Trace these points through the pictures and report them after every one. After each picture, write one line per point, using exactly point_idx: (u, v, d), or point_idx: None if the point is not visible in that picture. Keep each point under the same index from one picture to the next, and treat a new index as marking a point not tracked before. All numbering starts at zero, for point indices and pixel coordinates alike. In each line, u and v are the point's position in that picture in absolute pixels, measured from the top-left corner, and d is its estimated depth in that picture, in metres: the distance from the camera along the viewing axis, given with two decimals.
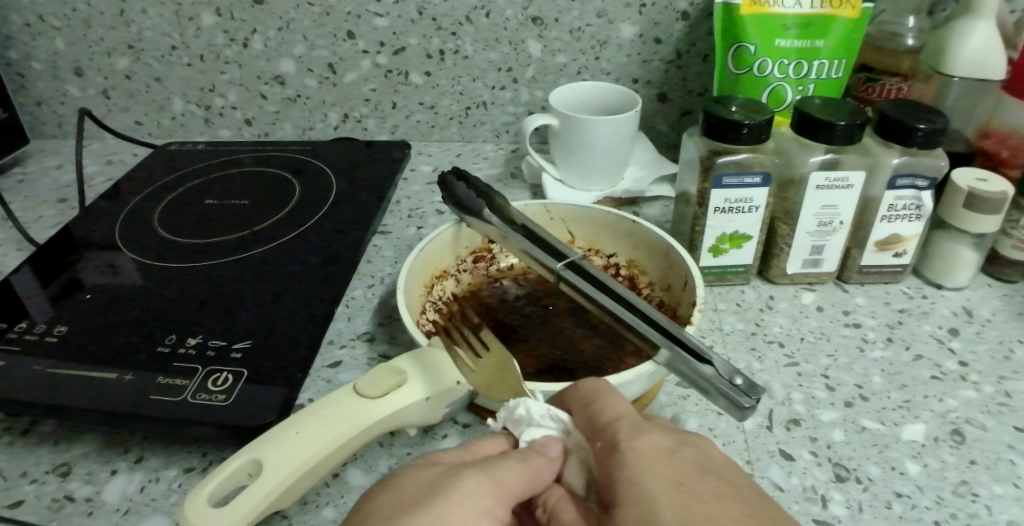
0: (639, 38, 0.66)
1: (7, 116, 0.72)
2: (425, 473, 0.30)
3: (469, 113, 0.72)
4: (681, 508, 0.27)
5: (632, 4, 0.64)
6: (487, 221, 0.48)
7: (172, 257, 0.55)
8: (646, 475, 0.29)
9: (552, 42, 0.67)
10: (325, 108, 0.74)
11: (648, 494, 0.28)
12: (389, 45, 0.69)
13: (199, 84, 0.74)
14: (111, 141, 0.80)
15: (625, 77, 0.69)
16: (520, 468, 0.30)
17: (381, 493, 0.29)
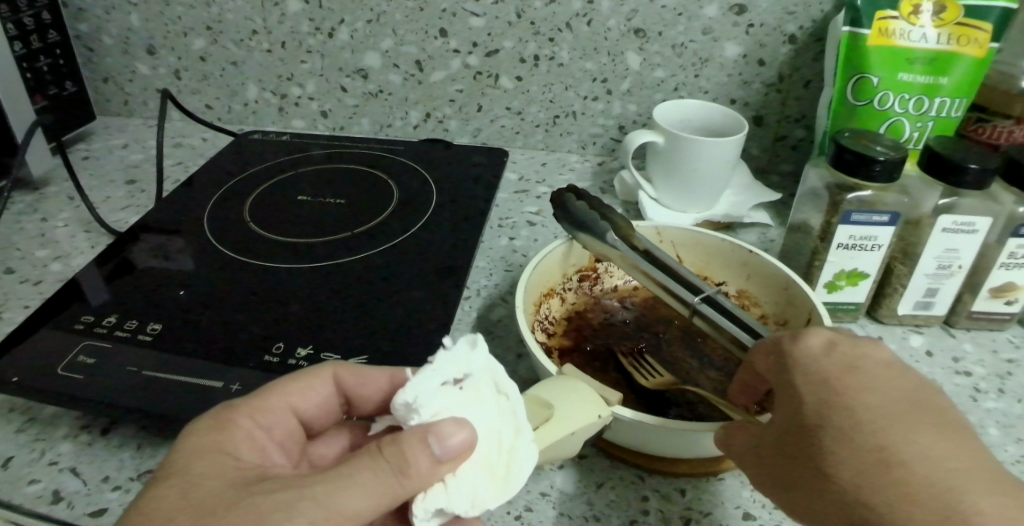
0: (742, 59, 0.63)
1: (75, 89, 0.71)
2: (226, 478, 0.28)
3: (558, 122, 0.69)
4: (880, 416, 0.29)
5: (740, 23, 0.61)
6: (610, 243, 0.45)
7: (277, 257, 0.55)
8: (832, 382, 0.31)
9: (653, 55, 0.64)
10: (407, 106, 0.71)
11: (830, 383, 0.31)
12: (482, 47, 0.65)
13: (277, 71, 0.71)
14: (179, 122, 0.78)
15: (723, 98, 0.66)
16: (377, 477, 0.27)
17: (174, 493, 0.27)
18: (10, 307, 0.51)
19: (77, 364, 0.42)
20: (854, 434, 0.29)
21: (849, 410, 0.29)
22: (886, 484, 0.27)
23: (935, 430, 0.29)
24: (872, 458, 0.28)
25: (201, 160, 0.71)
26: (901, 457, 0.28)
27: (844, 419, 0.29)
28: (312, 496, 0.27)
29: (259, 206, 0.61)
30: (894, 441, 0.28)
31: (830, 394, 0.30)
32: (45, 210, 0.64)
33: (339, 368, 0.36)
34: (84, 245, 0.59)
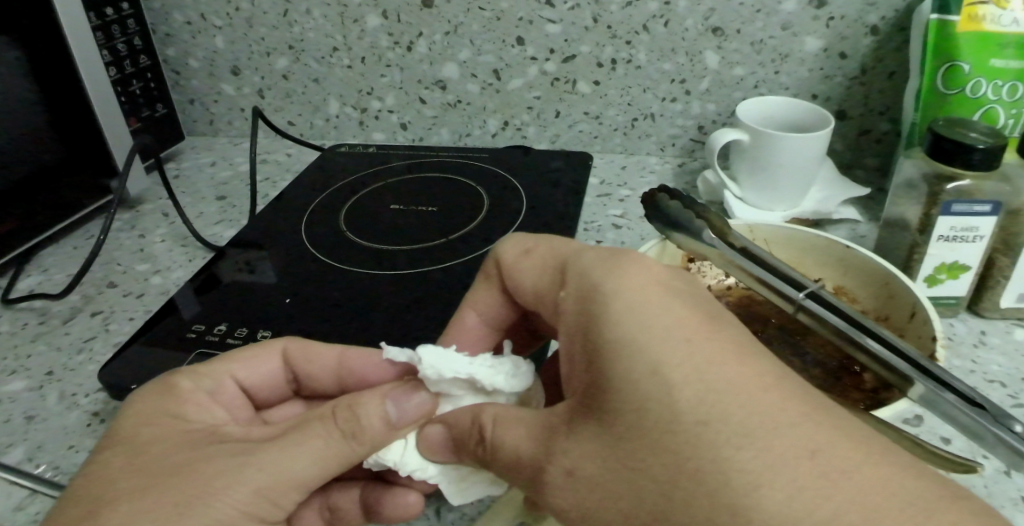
0: (824, 53, 0.63)
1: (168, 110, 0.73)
2: (171, 442, 0.32)
3: (636, 124, 0.70)
4: (696, 425, 0.23)
5: (821, 17, 0.61)
6: (706, 242, 0.43)
7: (382, 265, 0.55)
8: (627, 381, 0.25)
9: (731, 53, 0.64)
10: (485, 114, 0.72)
11: (628, 375, 0.25)
12: (559, 53, 0.66)
13: (357, 86, 0.74)
14: (263, 140, 0.81)
15: (805, 93, 0.66)
16: (323, 444, 0.32)
17: (122, 459, 0.30)
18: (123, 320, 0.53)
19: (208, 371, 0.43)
20: (620, 433, 0.25)
21: (641, 410, 0.25)
22: (682, 506, 0.23)
23: (816, 470, 0.21)
24: (637, 466, 0.24)
25: (286, 175, 0.74)
26: (679, 472, 0.23)
27: (634, 420, 0.25)
28: (258, 464, 0.31)
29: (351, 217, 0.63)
30: (713, 468, 0.22)
31: (634, 376, 0.25)
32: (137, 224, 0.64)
33: (287, 345, 0.41)
34: (182, 257, 0.57)
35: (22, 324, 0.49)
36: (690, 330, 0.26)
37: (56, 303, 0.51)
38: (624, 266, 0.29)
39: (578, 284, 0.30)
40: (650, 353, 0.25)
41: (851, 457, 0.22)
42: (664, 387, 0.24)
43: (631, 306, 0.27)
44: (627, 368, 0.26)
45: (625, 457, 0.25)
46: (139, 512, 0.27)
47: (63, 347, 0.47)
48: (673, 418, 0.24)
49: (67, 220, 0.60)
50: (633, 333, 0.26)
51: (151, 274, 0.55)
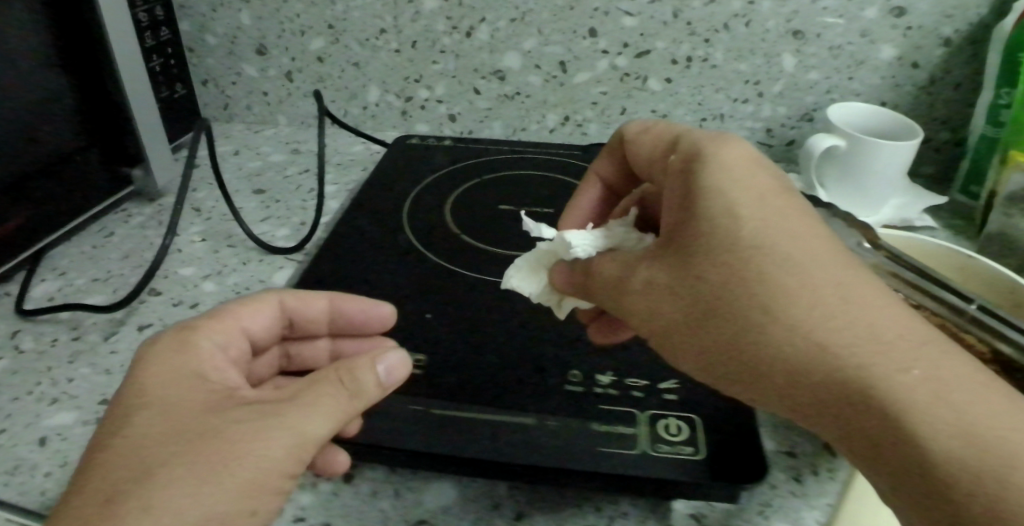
0: (896, 62, 0.62)
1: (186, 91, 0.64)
2: (192, 404, 0.27)
3: (704, 125, 0.68)
4: (795, 310, 0.25)
5: (897, 26, 0.60)
6: (859, 248, 0.42)
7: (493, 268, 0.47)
8: (727, 220, 0.27)
9: (809, 57, 0.62)
10: (545, 109, 0.68)
11: (727, 214, 0.27)
12: (632, 47, 0.63)
13: (404, 73, 0.67)
14: (286, 127, 0.73)
15: (874, 100, 0.64)
16: (337, 403, 0.28)
17: (137, 429, 0.26)
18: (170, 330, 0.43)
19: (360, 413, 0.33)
20: (705, 254, 0.27)
21: (731, 245, 0.26)
22: (758, 365, 0.26)
23: (902, 360, 0.23)
24: (705, 293, 0.27)
25: (329, 168, 0.64)
26: (755, 296, 0.26)
27: (719, 252, 0.27)
28: (281, 424, 0.27)
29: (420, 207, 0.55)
30: (772, 300, 0.25)
31: (739, 254, 0.26)
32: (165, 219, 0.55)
33: (284, 298, 0.38)
34: (232, 260, 0.49)
35: (52, 341, 0.41)
36: (800, 219, 0.27)
37: (91, 314, 0.42)
38: (735, 147, 0.29)
39: (691, 149, 0.30)
40: (755, 234, 0.26)
41: (939, 363, 0.23)
42: (771, 270, 0.26)
43: (738, 180, 0.28)
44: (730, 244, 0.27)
45: (707, 322, 0.27)
46: (177, 476, 0.24)
47: (113, 370, 0.38)
48: (774, 298, 0.25)
49: (81, 217, 0.51)
50: (735, 192, 0.27)
51: (201, 279, 0.46)
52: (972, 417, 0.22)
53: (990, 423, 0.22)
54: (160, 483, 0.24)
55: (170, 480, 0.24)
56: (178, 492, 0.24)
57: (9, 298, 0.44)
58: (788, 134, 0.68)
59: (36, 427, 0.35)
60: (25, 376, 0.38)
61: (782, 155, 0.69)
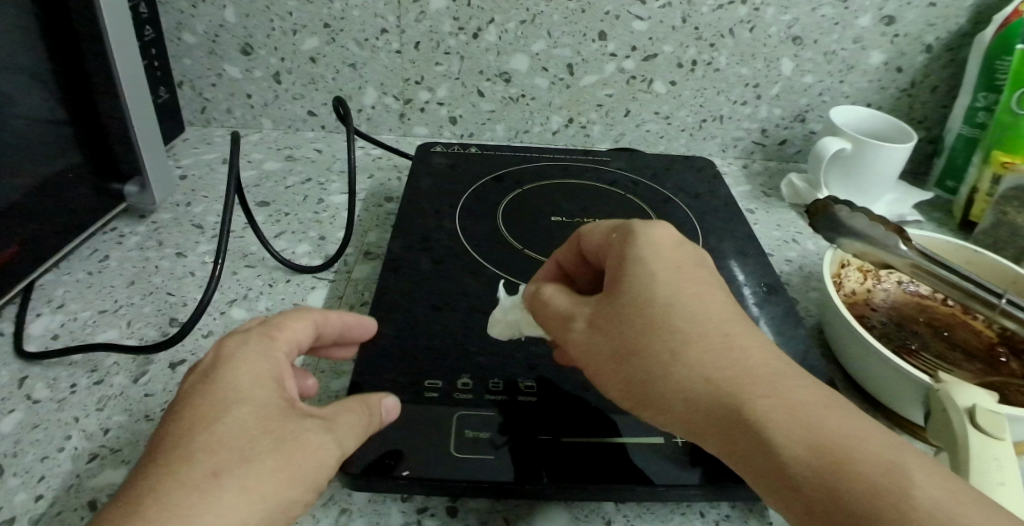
0: (885, 66, 0.66)
1: (167, 96, 0.62)
2: (255, 401, 0.27)
3: (704, 126, 0.70)
4: (689, 352, 0.28)
5: (888, 33, 0.63)
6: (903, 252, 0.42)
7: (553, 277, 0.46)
8: (653, 286, 0.30)
9: (805, 62, 0.65)
10: (550, 111, 0.67)
11: (650, 278, 0.30)
12: (641, 51, 0.63)
13: (403, 74, 0.64)
14: (272, 131, 0.67)
15: (862, 102, 0.68)
16: (357, 423, 0.29)
17: (204, 422, 0.25)
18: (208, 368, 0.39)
19: (469, 443, 0.32)
20: (638, 308, 0.30)
21: (647, 300, 0.30)
22: (656, 403, 0.29)
23: (773, 391, 0.26)
24: (636, 342, 0.29)
25: (334, 176, 0.60)
26: (675, 351, 0.28)
27: (642, 308, 0.30)
28: (327, 432, 0.27)
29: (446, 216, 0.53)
30: (685, 350, 0.28)
31: (641, 308, 0.30)
32: (165, 239, 0.50)
33: (325, 316, 0.33)
34: (255, 282, 0.45)
35: (71, 388, 0.36)
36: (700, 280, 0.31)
37: (110, 354, 0.38)
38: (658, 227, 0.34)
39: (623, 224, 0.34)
40: (659, 290, 0.30)
41: (802, 395, 0.26)
42: (670, 320, 0.29)
43: (660, 252, 0.32)
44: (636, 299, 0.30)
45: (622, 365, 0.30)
46: (254, 481, 0.24)
47: (154, 417, 0.35)
48: (668, 343, 0.28)
49: (75, 242, 0.47)
50: (654, 265, 0.31)
51: (226, 305, 0.43)
52: (834, 437, 0.24)
53: (854, 443, 0.24)
54: (238, 486, 0.24)
55: (246, 485, 0.24)
56: (256, 496, 0.24)
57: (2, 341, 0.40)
58: (782, 134, 0.70)
59: (81, 492, 0.31)
60: (50, 431, 0.34)
61: (775, 153, 0.72)
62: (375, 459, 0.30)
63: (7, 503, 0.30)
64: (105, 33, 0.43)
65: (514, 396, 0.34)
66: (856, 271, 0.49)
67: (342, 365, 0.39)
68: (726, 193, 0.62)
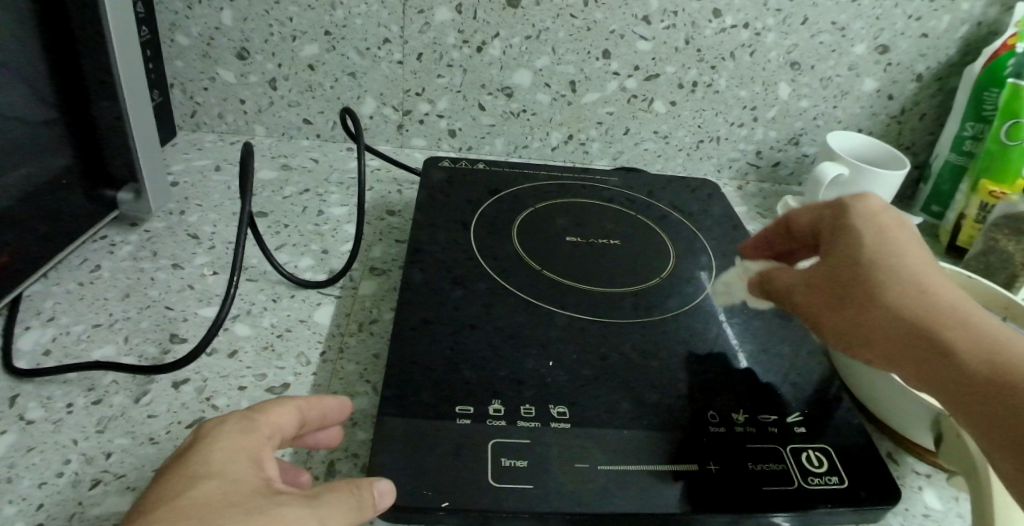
0: (877, 93, 0.68)
1: (161, 100, 0.61)
2: (234, 482, 0.25)
3: (701, 146, 0.71)
4: (898, 288, 0.33)
5: (882, 62, 0.65)
6: None
7: (566, 302, 0.47)
8: (895, 238, 0.35)
9: (801, 87, 0.67)
10: (550, 127, 0.67)
11: (867, 239, 0.35)
12: (643, 70, 0.64)
13: (405, 86, 0.63)
14: (265, 138, 0.66)
15: (853, 128, 0.70)
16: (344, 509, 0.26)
17: (184, 495, 0.24)
18: (212, 383, 0.37)
19: (507, 472, 0.32)
20: (855, 262, 0.34)
21: (864, 257, 0.34)
22: (855, 337, 0.34)
23: (972, 336, 0.30)
24: (849, 289, 0.34)
25: (332, 187, 0.58)
26: (892, 291, 0.33)
27: (857, 258, 0.34)
28: (308, 511, 0.25)
29: (450, 232, 0.52)
30: (896, 292, 0.32)
31: (855, 266, 0.34)
32: (160, 248, 0.48)
33: (320, 398, 0.32)
34: (258, 297, 0.44)
35: (67, 408, 0.35)
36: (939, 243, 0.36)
37: (108, 372, 0.37)
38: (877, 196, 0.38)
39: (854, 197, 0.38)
40: (872, 244, 0.35)
41: (992, 333, 0.30)
42: (893, 265, 0.33)
43: (867, 218, 0.36)
44: (852, 252, 0.35)
45: (829, 302, 0.35)
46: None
47: (159, 440, 0.33)
48: (877, 283, 0.33)
49: (63, 252, 0.45)
50: (874, 226, 0.36)
51: (228, 321, 0.42)
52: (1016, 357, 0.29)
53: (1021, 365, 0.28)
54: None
55: None
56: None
57: None
58: (775, 156, 0.72)
59: (84, 522, 0.29)
60: (47, 455, 0.32)
61: (767, 175, 0.74)
62: (410, 490, 0.30)
63: None
64: (107, 34, 0.41)
65: (547, 423, 0.35)
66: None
67: (355, 386, 0.38)
68: (721, 213, 0.63)
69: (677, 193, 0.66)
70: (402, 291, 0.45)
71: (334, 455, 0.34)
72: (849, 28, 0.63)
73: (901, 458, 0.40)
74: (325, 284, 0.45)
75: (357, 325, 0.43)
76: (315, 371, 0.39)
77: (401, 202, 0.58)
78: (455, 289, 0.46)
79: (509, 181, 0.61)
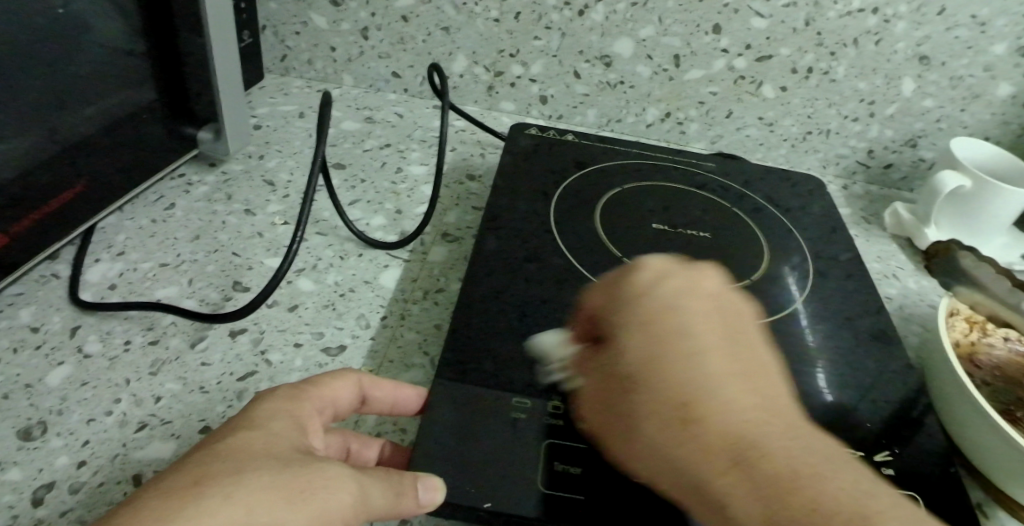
0: (1009, 100, 0.58)
1: (251, 41, 0.59)
2: (284, 437, 0.24)
3: (809, 138, 0.64)
4: (771, 404, 0.27)
5: (1022, 65, 0.56)
6: None
7: None
8: (656, 315, 0.28)
9: (928, 85, 0.59)
10: (647, 102, 0.62)
11: (679, 318, 0.28)
12: (755, 50, 0.58)
13: (497, 46, 0.59)
14: (351, 89, 0.63)
15: (983, 136, 0.61)
16: (382, 488, 0.24)
17: (235, 435, 0.23)
18: (271, 337, 0.35)
19: (558, 479, 0.28)
20: (658, 336, 0.27)
21: (681, 344, 0.27)
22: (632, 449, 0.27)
23: (745, 473, 0.23)
24: (633, 386, 0.27)
25: (413, 144, 0.56)
26: (699, 398, 0.25)
27: (677, 341, 0.27)
28: (351, 475, 0.23)
29: (527, 202, 0.49)
30: (709, 399, 0.25)
31: (658, 341, 0.27)
32: (232, 191, 0.47)
33: (376, 374, 0.30)
34: (326, 250, 0.42)
35: (125, 345, 0.33)
36: (698, 302, 0.29)
37: (169, 313, 0.35)
38: (644, 262, 0.31)
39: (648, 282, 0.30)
40: (653, 319, 0.28)
41: (763, 482, 0.23)
42: (647, 343, 0.27)
43: (690, 296, 0.29)
44: (616, 338, 0.29)
45: (603, 392, 0.28)
46: (246, 492, 0.20)
47: (209, 390, 0.31)
48: (645, 384, 0.26)
49: (141, 186, 0.44)
50: (675, 305, 0.29)
51: (292, 274, 0.39)
52: (829, 512, 0.22)
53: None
54: (224, 494, 0.20)
55: (243, 497, 0.20)
56: (240, 510, 0.20)
57: (57, 283, 0.37)
58: (889, 158, 0.64)
59: (126, 465, 0.28)
60: (99, 391, 0.31)
61: (879, 177, 0.65)
62: (455, 485, 0.27)
63: (48, 466, 0.27)
64: None
65: None
66: (963, 320, 0.43)
67: (413, 358, 0.35)
68: (823, 212, 0.56)
69: (778, 186, 0.59)
70: (476, 260, 0.41)
71: (382, 427, 0.32)
72: (987, 25, 0.54)
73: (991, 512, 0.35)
74: (394, 244, 0.43)
75: (423, 293, 0.39)
76: (373, 336, 0.36)
77: (483, 166, 0.55)
78: (530, 264, 0.42)
79: (594, 155, 0.57)
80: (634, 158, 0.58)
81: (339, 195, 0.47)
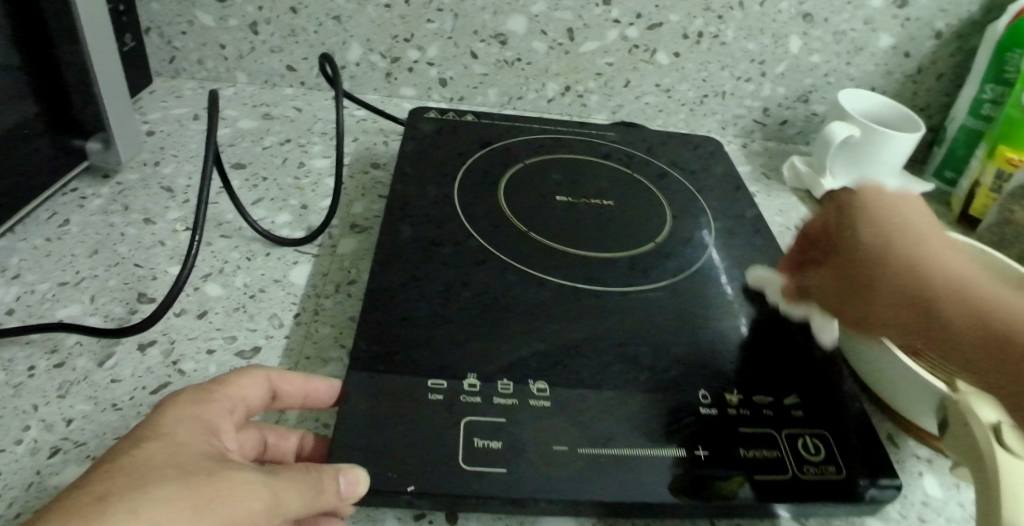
0: (892, 50, 0.64)
1: (133, 44, 0.57)
2: (193, 448, 0.25)
3: (705, 101, 0.67)
4: (900, 280, 0.27)
5: (898, 16, 0.61)
6: None
7: (552, 269, 0.44)
8: (871, 223, 0.30)
9: (813, 41, 0.63)
10: (546, 78, 0.64)
11: (865, 235, 0.29)
12: (646, 19, 0.61)
13: (393, 31, 0.59)
14: (247, 86, 0.62)
15: (865, 86, 0.66)
16: (297, 492, 0.26)
17: (141, 447, 0.24)
18: (183, 348, 0.35)
19: (481, 453, 0.31)
20: (855, 261, 0.29)
21: (881, 238, 0.29)
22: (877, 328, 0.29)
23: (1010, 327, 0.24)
24: (873, 288, 0.28)
25: (315, 138, 0.56)
26: (920, 269, 0.27)
27: (873, 241, 0.29)
28: (263, 481, 0.25)
29: (438, 187, 0.50)
30: (933, 269, 0.27)
31: (861, 266, 0.29)
32: (133, 203, 0.46)
33: (288, 371, 0.32)
34: (236, 254, 0.42)
35: (29, 371, 0.33)
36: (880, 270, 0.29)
37: (72, 334, 0.35)
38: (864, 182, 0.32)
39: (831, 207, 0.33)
40: (857, 237, 0.30)
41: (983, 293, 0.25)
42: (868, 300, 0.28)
43: (892, 209, 0.30)
44: (848, 243, 0.30)
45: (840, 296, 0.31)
46: (151, 507, 0.22)
47: (122, 407, 0.32)
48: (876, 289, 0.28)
49: (29, 205, 0.43)
50: (864, 221, 0.30)
51: (199, 281, 0.40)
52: (977, 290, 0.25)
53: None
54: (129, 510, 0.22)
55: (146, 510, 0.22)
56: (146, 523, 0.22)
57: None
58: (783, 115, 0.69)
59: (43, 491, 0.28)
60: (7, 420, 0.31)
61: (774, 133, 0.70)
62: (377, 472, 0.29)
63: None
64: None
65: (524, 400, 0.34)
66: None
67: (329, 352, 0.37)
68: (722, 171, 0.60)
69: (678, 151, 0.62)
70: (391, 249, 0.43)
71: (305, 423, 0.34)
72: None
73: (900, 440, 0.39)
74: (300, 240, 0.44)
75: (335, 287, 0.41)
76: (287, 334, 0.37)
77: (386, 154, 0.56)
78: (446, 247, 0.44)
79: (501, 134, 0.58)
80: (540, 134, 0.60)
81: (242, 196, 0.47)
